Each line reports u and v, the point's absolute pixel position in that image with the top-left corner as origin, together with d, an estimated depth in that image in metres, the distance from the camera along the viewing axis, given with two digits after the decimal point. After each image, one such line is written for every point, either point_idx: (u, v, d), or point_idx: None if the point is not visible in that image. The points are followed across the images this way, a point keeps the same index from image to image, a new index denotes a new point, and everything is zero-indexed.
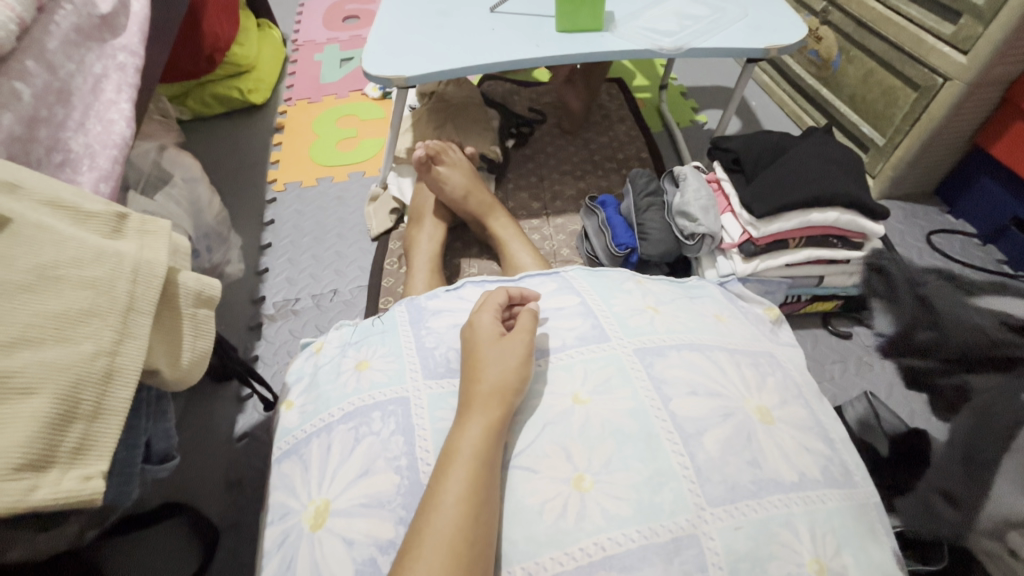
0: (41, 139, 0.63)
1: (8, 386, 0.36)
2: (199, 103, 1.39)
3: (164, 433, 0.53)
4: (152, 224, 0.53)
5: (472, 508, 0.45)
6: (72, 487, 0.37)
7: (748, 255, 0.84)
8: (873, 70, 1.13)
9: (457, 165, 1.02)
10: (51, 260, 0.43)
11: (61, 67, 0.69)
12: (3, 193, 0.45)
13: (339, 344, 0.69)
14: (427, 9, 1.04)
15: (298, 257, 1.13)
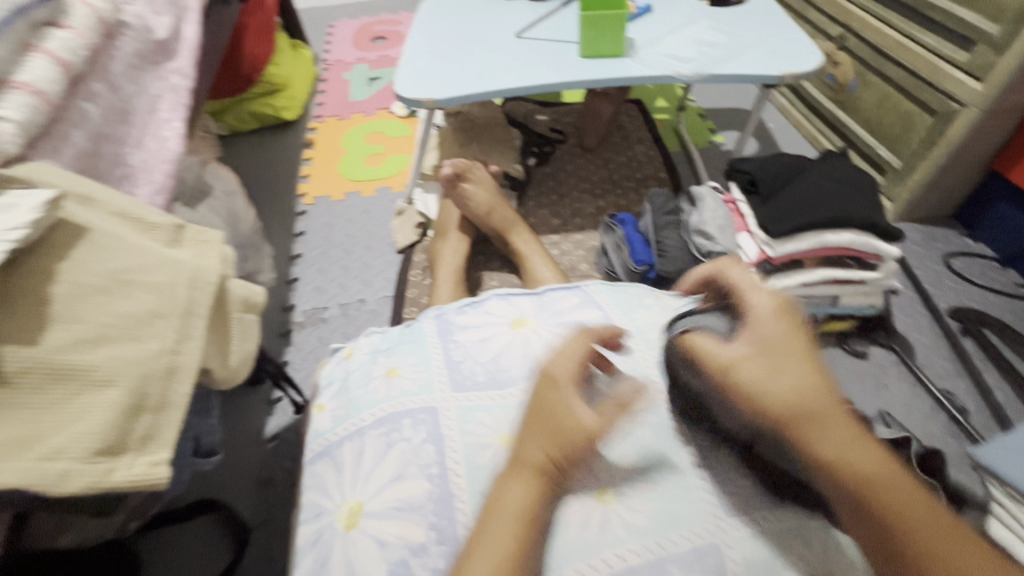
0: (106, 155, 0.68)
1: (89, 378, 0.40)
2: (235, 119, 1.46)
3: (210, 429, 0.56)
4: (206, 234, 0.58)
5: (527, 522, 0.46)
6: (141, 472, 0.41)
7: (768, 272, 0.87)
8: (889, 95, 1.15)
9: (481, 182, 1.06)
10: (123, 266, 0.47)
11: (124, 89, 0.75)
12: (81, 205, 0.50)
13: (368, 350, 0.73)
14: (456, 34, 1.10)
15: (327, 267, 1.18)
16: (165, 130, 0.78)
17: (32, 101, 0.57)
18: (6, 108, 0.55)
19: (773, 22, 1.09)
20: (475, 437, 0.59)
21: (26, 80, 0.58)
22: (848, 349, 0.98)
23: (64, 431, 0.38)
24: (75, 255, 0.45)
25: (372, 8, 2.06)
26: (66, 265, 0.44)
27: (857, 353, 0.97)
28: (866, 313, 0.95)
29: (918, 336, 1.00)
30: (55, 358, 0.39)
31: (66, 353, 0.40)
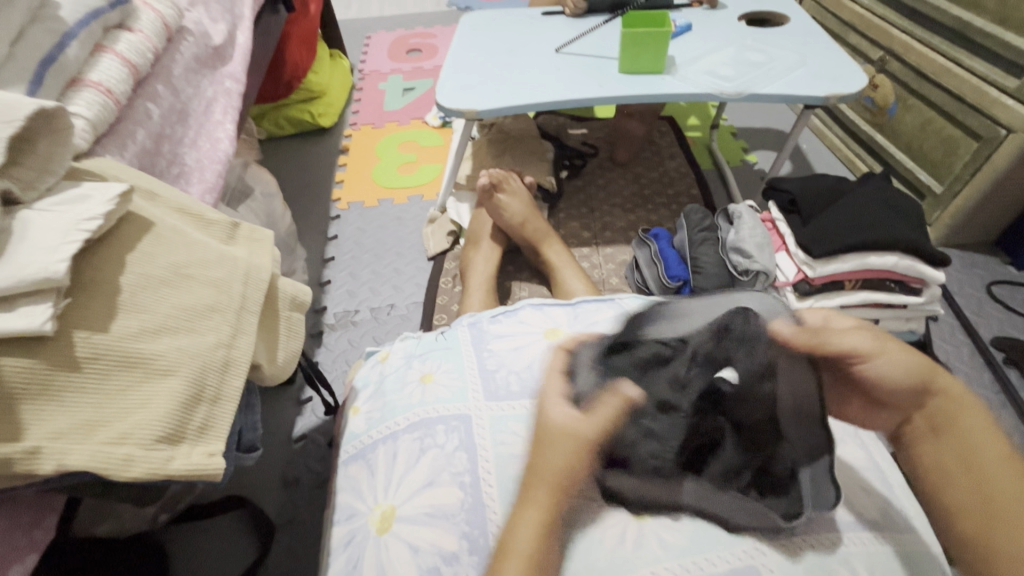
0: (165, 153, 0.70)
1: (152, 367, 0.41)
2: (273, 124, 1.50)
3: (252, 424, 0.57)
4: (259, 233, 0.59)
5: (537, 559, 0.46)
6: (198, 462, 0.41)
7: (803, 294, 0.85)
8: (932, 119, 1.14)
9: (517, 193, 1.06)
10: (184, 260, 0.48)
11: (182, 91, 0.78)
12: (145, 200, 0.52)
13: (404, 354, 0.73)
14: (497, 48, 1.12)
15: (359, 271, 1.19)
16: (217, 131, 0.80)
17: (102, 99, 0.59)
18: (78, 104, 0.57)
19: (814, 43, 1.09)
20: (506, 446, 0.57)
21: (98, 79, 0.60)
22: None
23: (128, 417, 0.39)
24: (141, 248, 0.46)
25: (407, 22, 2.11)
26: (132, 256, 0.45)
27: None
28: (908, 339, 0.92)
29: (960, 365, 0.97)
30: (122, 346, 0.40)
31: (131, 342, 0.41)
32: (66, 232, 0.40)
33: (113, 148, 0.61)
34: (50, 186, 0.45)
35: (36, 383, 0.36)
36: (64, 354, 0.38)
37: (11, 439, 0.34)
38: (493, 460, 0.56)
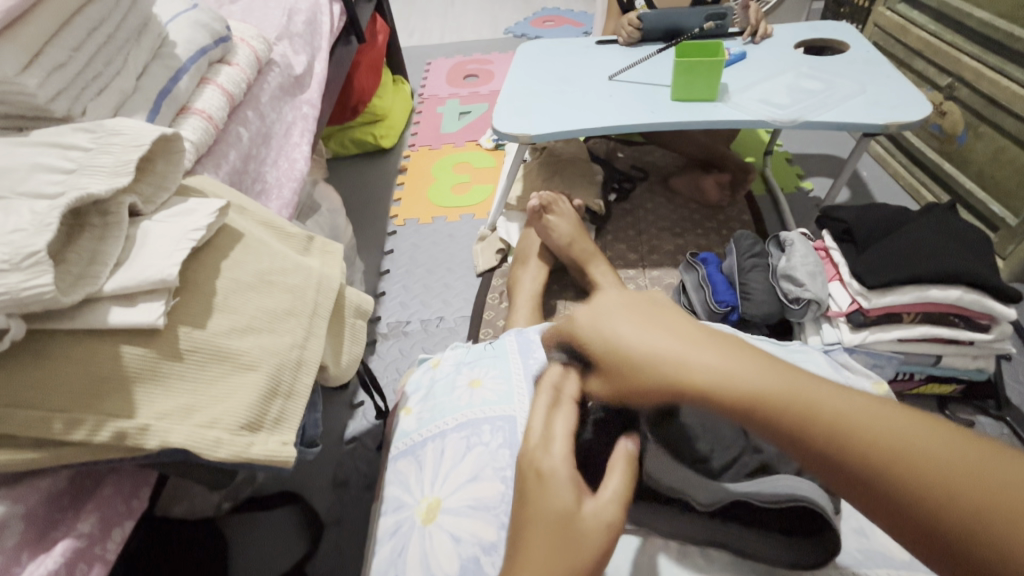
0: (251, 172, 0.78)
1: (239, 362, 0.47)
2: (339, 144, 1.61)
3: (314, 421, 0.61)
4: (331, 246, 0.65)
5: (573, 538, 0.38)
6: (274, 448, 0.45)
7: (858, 325, 0.84)
8: (1005, 148, 1.09)
9: (565, 215, 1.09)
10: (268, 269, 0.54)
11: (267, 116, 0.86)
12: (238, 214, 0.59)
13: (454, 361, 0.77)
14: (551, 75, 1.16)
15: (412, 284, 1.25)
16: (295, 152, 0.89)
17: (204, 124, 0.68)
18: (185, 129, 0.66)
19: (875, 71, 1.07)
20: None
21: (202, 107, 0.69)
22: (950, 416, 0.91)
23: (218, 404, 0.44)
24: (233, 256, 0.52)
25: (466, 50, 2.21)
26: (226, 263, 0.51)
27: (962, 422, 0.89)
28: (974, 377, 0.88)
29: None
30: (216, 342, 0.46)
31: (224, 338, 0.47)
32: (178, 240, 0.47)
33: (210, 167, 0.69)
34: (164, 200, 0.52)
35: (148, 369, 0.42)
36: (170, 345, 0.44)
37: (126, 416, 0.40)
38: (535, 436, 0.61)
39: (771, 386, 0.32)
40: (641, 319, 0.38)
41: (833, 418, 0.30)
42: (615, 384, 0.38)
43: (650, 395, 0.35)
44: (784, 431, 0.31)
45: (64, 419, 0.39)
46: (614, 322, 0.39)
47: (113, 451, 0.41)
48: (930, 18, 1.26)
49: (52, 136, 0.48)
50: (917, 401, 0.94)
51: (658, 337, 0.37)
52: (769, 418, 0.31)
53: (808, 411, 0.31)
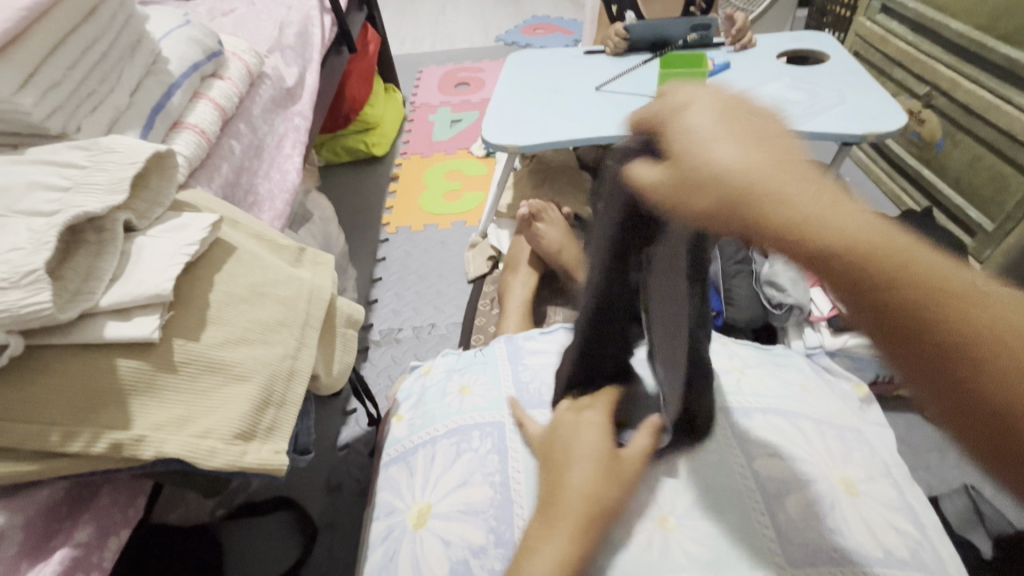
0: (243, 184, 0.79)
1: (232, 373, 0.48)
2: (331, 152, 1.63)
3: (306, 429, 0.63)
4: (322, 257, 0.66)
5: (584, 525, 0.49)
6: (267, 457, 0.47)
7: (837, 329, 0.88)
8: (981, 155, 1.12)
9: (554, 223, 1.11)
10: (261, 282, 0.56)
11: (260, 129, 0.88)
12: (231, 227, 0.60)
13: (445, 368, 0.79)
14: (540, 85, 1.19)
15: (403, 291, 1.27)
16: (287, 164, 0.90)
17: (197, 139, 0.69)
18: (178, 144, 0.67)
19: (854, 81, 1.10)
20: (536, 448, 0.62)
21: (194, 121, 0.71)
22: None
23: (212, 415, 0.45)
24: (226, 269, 0.53)
25: (457, 58, 2.23)
26: (219, 276, 0.52)
27: None
28: None
29: None
30: (209, 353, 0.47)
31: (217, 350, 0.48)
32: (172, 255, 0.48)
33: (203, 180, 0.70)
34: (158, 215, 0.53)
35: (143, 382, 0.43)
36: (165, 358, 0.45)
37: (122, 427, 0.42)
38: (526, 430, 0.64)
39: (841, 219, 0.27)
40: (738, 123, 0.31)
41: (929, 275, 0.26)
42: (675, 180, 0.32)
43: (709, 198, 0.29)
44: (835, 256, 0.26)
45: (61, 431, 0.40)
46: (702, 115, 0.32)
47: (109, 461, 0.42)
48: (909, 29, 1.29)
49: (48, 154, 0.49)
50: (897, 402, 0.96)
51: (748, 141, 0.30)
52: (864, 262, 0.26)
53: (898, 258, 0.26)
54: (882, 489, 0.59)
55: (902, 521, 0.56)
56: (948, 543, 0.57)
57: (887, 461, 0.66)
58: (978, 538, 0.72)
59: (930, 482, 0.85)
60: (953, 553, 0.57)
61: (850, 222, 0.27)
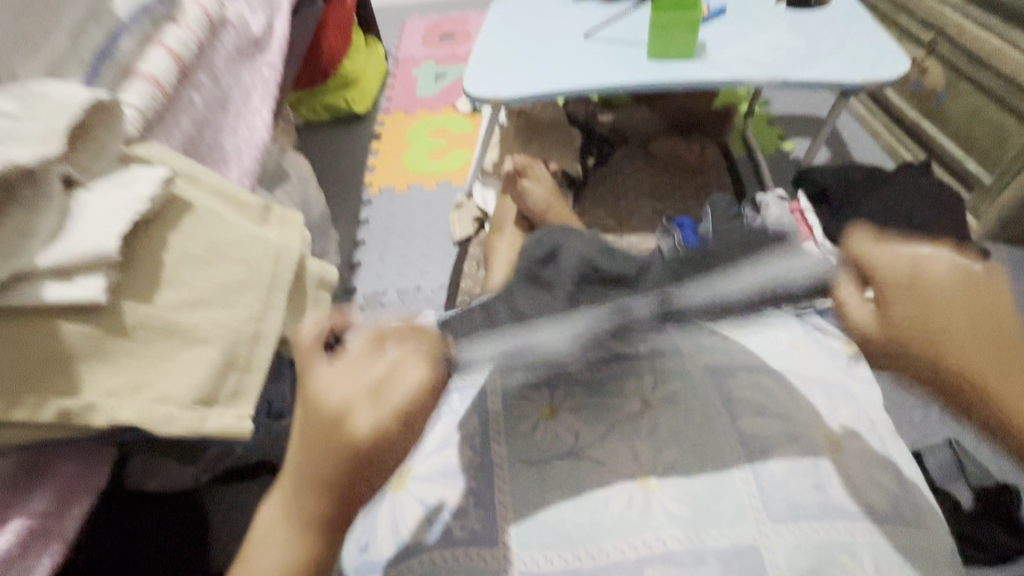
0: (206, 139, 0.75)
1: (191, 337, 0.46)
2: (310, 110, 1.55)
3: (281, 393, 0.61)
4: (290, 216, 0.63)
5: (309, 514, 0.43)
6: (229, 423, 0.45)
7: (829, 287, 0.85)
8: (983, 106, 1.09)
9: (541, 179, 1.07)
10: (221, 241, 0.52)
11: (223, 80, 0.82)
12: (188, 184, 0.56)
13: (426, 331, 0.76)
14: (525, 34, 1.12)
15: (387, 254, 1.23)
16: (255, 119, 0.85)
17: (151, 90, 0.64)
18: (130, 95, 0.62)
19: (857, 27, 1.05)
20: (515, 409, 0.60)
21: (147, 70, 0.65)
22: None
23: (170, 380, 0.43)
24: (183, 228, 0.50)
25: (441, 8, 2.11)
26: (174, 236, 0.49)
27: (927, 379, 0.91)
28: None
29: None
30: (166, 317, 0.45)
31: (173, 313, 0.45)
32: (118, 213, 0.44)
33: (160, 135, 0.66)
34: (104, 170, 0.49)
35: (92, 347, 0.41)
36: (115, 321, 0.42)
37: (71, 395, 0.39)
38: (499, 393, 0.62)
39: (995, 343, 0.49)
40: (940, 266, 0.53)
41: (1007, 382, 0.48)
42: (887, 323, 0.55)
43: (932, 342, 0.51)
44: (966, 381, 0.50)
45: (3, 400, 0.38)
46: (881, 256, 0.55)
47: (61, 430, 0.40)
48: None
49: None
50: None
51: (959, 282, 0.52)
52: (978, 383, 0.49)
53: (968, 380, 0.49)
54: (866, 445, 0.59)
55: (883, 477, 0.56)
56: (927, 497, 0.58)
57: (873, 417, 0.65)
58: (958, 491, 0.73)
59: (914, 437, 0.86)
60: (932, 507, 0.57)
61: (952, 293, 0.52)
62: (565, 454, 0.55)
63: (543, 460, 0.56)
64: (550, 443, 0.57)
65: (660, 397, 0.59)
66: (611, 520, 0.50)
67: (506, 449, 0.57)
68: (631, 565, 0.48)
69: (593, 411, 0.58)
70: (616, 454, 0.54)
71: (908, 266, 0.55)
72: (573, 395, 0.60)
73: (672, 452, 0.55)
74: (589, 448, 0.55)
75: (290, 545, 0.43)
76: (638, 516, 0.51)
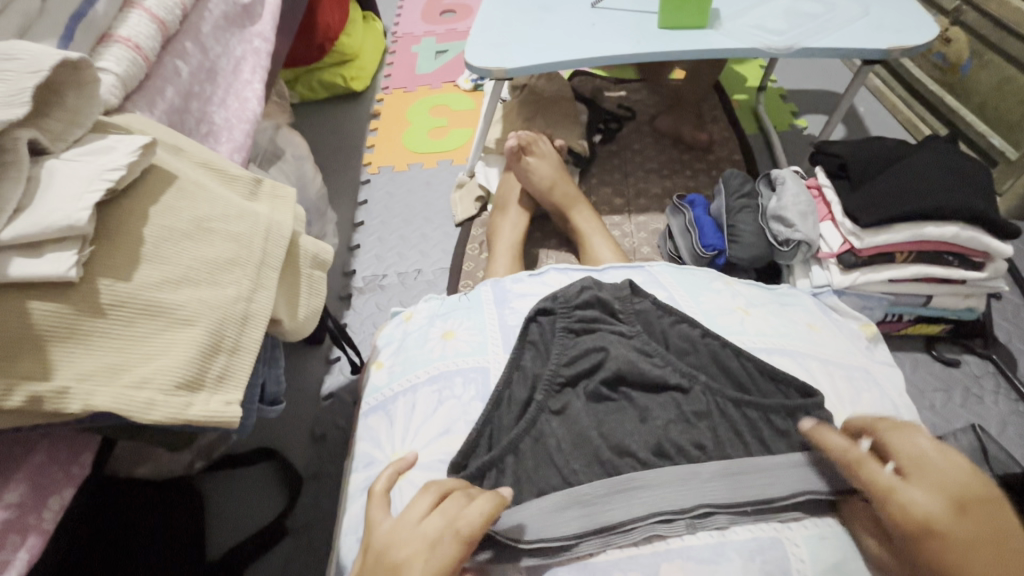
0: (193, 111, 0.70)
1: (173, 317, 0.42)
2: (306, 88, 1.50)
3: (275, 378, 0.58)
4: (281, 190, 0.59)
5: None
6: (216, 409, 0.42)
7: (849, 266, 0.80)
8: (1011, 77, 1.04)
9: (545, 156, 1.03)
10: (206, 215, 0.48)
11: (211, 50, 0.77)
12: (171, 155, 0.52)
13: (427, 314, 0.73)
14: (529, 3, 1.06)
15: (387, 236, 1.20)
16: (246, 91, 0.79)
17: (130, 55, 0.60)
18: (107, 60, 0.58)
19: None
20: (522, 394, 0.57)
21: (126, 34, 0.61)
22: (937, 356, 0.89)
23: (151, 362, 0.40)
24: (164, 201, 0.47)
25: None
26: (155, 209, 0.46)
27: (948, 362, 0.88)
28: (962, 317, 0.86)
29: (1021, 347, 0.90)
30: (145, 295, 0.42)
31: (154, 291, 0.42)
32: (90, 181, 0.41)
33: (142, 105, 0.62)
34: (77, 138, 0.46)
35: (64, 327, 0.38)
36: (90, 299, 0.39)
37: (42, 378, 0.36)
38: (512, 408, 0.55)
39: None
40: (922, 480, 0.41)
41: None
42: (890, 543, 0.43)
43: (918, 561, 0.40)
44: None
45: None
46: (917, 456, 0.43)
47: (33, 416, 0.37)
48: None
49: None
50: (903, 342, 0.92)
51: (972, 525, 0.38)
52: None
53: None
54: None
55: None
56: None
57: (896, 401, 0.62)
58: None
59: (935, 422, 0.83)
60: None
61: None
62: (587, 473, 0.50)
63: (566, 484, 0.49)
64: (568, 460, 0.51)
65: (691, 413, 0.53)
66: (634, 516, 0.45)
67: (522, 474, 0.51)
68: (648, 561, 0.44)
69: (610, 418, 0.54)
70: (648, 476, 0.47)
71: (919, 515, 0.39)
72: (594, 414, 0.54)
73: (708, 469, 0.48)
74: (612, 462, 0.50)
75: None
76: (671, 512, 0.45)
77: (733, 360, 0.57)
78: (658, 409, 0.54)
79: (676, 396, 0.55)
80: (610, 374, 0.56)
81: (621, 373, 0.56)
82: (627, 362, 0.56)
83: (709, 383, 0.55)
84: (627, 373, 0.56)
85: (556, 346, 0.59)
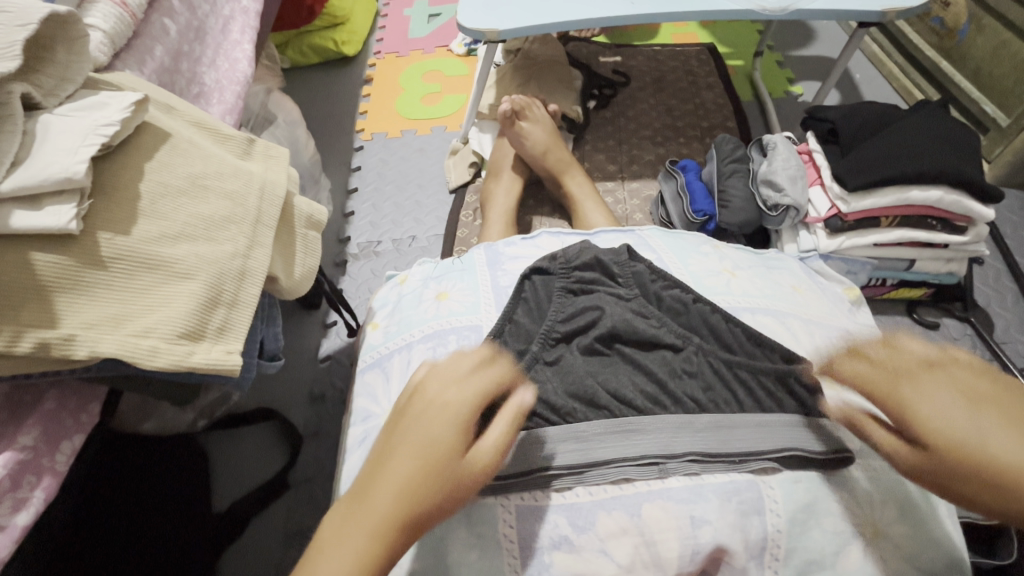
0: (183, 71, 0.70)
1: (172, 270, 0.44)
2: (297, 52, 1.47)
3: (274, 335, 0.60)
4: (274, 150, 0.59)
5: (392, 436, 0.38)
6: (217, 358, 0.43)
7: (835, 231, 0.82)
8: (1007, 42, 1.04)
9: (539, 121, 1.04)
10: (201, 172, 0.49)
11: (198, 8, 0.76)
12: (164, 113, 0.53)
13: (421, 277, 0.74)
14: None
15: (381, 203, 1.20)
16: (235, 51, 0.78)
17: (117, 11, 0.59)
18: (94, 16, 0.57)
19: None
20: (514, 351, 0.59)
21: None
22: (918, 320, 0.92)
23: (153, 313, 0.42)
24: (160, 157, 0.47)
25: None
26: (151, 165, 0.46)
27: (928, 324, 0.91)
28: (944, 281, 0.88)
29: (1000, 310, 0.92)
30: (144, 249, 0.43)
31: (153, 245, 0.43)
32: (84, 136, 0.42)
33: (132, 64, 0.62)
34: (70, 94, 0.46)
35: (68, 278, 0.39)
36: (90, 252, 0.40)
37: (49, 326, 0.38)
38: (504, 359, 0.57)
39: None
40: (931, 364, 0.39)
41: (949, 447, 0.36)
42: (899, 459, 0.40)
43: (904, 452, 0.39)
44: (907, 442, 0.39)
45: None
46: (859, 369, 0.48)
47: (42, 362, 0.39)
48: None
49: None
50: (887, 306, 0.95)
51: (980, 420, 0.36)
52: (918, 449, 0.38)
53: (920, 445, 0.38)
54: None
55: None
56: None
57: None
58: None
59: None
60: None
61: (1011, 442, 0.34)
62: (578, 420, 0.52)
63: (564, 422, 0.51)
64: (561, 407, 0.52)
65: (682, 369, 0.55)
66: (620, 456, 0.48)
67: None
68: (630, 502, 0.47)
69: (602, 372, 0.55)
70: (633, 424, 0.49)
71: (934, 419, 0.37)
72: (589, 365, 0.55)
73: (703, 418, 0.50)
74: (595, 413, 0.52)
75: (357, 541, 0.34)
76: (654, 458, 0.48)
77: (721, 324, 0.59)
78: (650, 364, 0.55)
79: (667, 355, 0.57)
80: (604, 333, 0.58)
81: (615, 330, 0.58)
82: (621, 320, 0.58)
83: (701, 344, 0.57)
84: (619, 332, 0.58)
85: (553, 305, 0.61)
